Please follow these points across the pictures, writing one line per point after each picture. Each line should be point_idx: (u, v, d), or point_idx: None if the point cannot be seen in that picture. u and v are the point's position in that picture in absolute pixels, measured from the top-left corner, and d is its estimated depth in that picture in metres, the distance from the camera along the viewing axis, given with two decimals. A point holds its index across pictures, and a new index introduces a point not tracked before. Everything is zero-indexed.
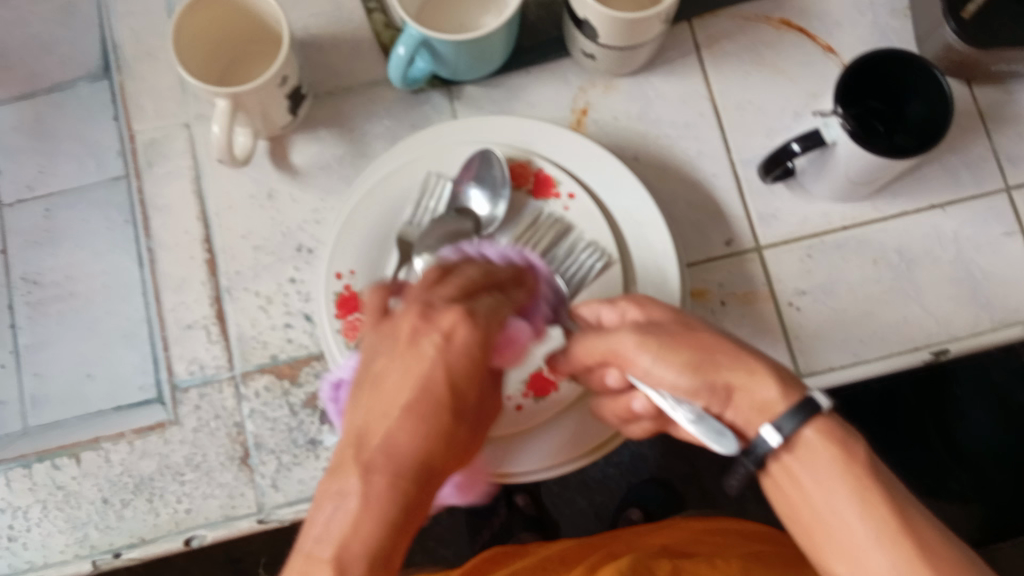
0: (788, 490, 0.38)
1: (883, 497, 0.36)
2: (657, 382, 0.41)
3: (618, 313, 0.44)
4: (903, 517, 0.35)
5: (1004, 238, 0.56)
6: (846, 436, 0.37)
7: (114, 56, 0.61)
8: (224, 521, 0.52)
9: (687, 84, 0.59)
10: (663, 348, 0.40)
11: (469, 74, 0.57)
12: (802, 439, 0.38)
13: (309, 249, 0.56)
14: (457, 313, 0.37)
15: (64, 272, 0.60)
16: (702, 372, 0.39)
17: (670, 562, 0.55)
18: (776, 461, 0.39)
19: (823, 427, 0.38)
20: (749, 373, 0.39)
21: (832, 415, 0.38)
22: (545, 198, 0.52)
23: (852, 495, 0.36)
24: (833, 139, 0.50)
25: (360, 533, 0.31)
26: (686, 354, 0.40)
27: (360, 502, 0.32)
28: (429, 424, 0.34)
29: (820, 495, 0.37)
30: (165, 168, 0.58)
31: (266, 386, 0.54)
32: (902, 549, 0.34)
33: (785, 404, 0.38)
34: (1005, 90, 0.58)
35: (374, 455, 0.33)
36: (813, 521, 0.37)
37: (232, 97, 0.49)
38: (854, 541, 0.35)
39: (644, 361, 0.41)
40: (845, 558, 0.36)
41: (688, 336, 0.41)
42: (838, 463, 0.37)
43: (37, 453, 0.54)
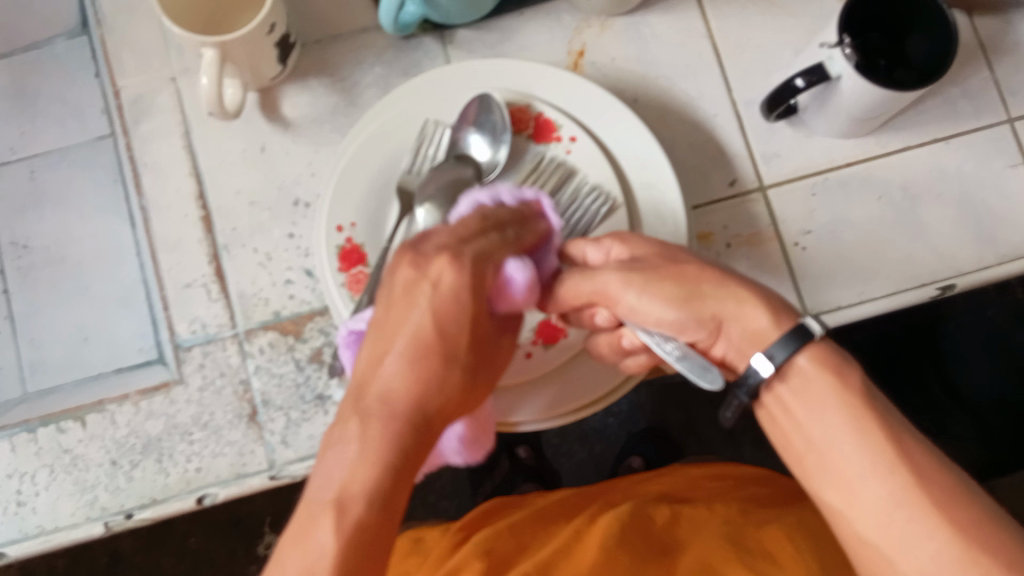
0: (785, 422, 0.38)
1: (879, 424, 0.35)
2: (643, 320, 0.40)
3: (605, 250, 0.44)
4: (897, 444, 0.34)
5: (1006, 171, 0.56)
6: (842, 362, 0.37)
7: (94, 11, 0.58)
8: (235, 478, 0.51)
9: (685, 22, 0.58)
10: (648, 284, 0.40)
11: (461, 18, 0.55)
12: (794, 367, 0.37)
13: (307, 203, 0.55)
14: (444, 258, 0.37)
15: (55, 237, 0.59)
16: (691, 306, 0.39)
17: (668, 508, 0.57)
18: (771, 392, 0.38)
19: (818, 353, 0.37)
20: (738, 304, 0.39)
21: (826, 341, 0.38)
22: (546, 143, 0.51)
23: (848, 420, 0.35)
24: (837, 73, 0.49)
25: (358, 475, 0.31)
26: (677, 289, 0.40)
27: (360, 443, 0.32)
28: (423, 368, 0.35)
29: (812, 422, 0.36)
30: (153, 125, 0.57)
31: (270, 342, 0.53)
32: (898, 473, 0.33)
33: (777, 333, 0.38)
34: (1006, 19, 0.58)
35: (371, 402, 0.34)
36: (809, 451, 0.37)
37: (220, 46, 0.48)
38: (849, 467, 0.35)
39: (631, 299, 0.41)
40: (840, 485, 0.35)
41: (676, 270, 0.41)
42: (835, 389, 0.36)
43: (40, 418, 0.54)
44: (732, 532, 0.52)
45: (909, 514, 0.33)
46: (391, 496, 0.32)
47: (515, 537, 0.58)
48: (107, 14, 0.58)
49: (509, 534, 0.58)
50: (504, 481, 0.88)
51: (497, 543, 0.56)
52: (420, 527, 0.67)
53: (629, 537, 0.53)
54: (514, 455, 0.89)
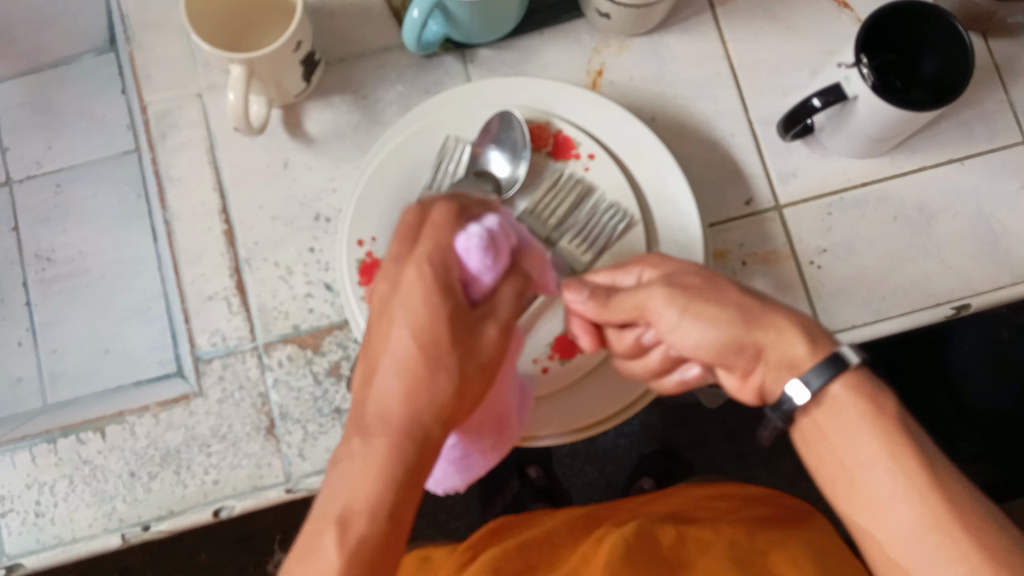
0: (818, 444, 0.38)
1: (915, 453, 0.35)
2: (685, 340, 0.40)
3: (636, 277, 0.44)
4: (933, 475, 0.34)
5: (1022, 192, 0.56)
6: (876, 392, 0.37)
7: (123, 27, 0.59)
8: (252, 491, 0.52)
9: (702, 43, 0.59)
10: (690, 308, 0.40)
11: (482, 38, 0.56)
12: (828, 395, 0.37)
13: (327, 218, 0.56)
14: (422, 283, 0.35)
15: (78, 248, 0.60)
16: (735, 330, 0.39)
17: (674, 530, 0.57)
18: (805, 416, 0.38)
19: (853, 380, 0.37)
20: (777, 337, 0.38)
21: (865, 366, 0.37)
22: (565, 160, 0.52)
23: (879, 448, 0.35)
24: (854, 94, 0.49)
25: (362, 494, 0.32)
26: (723, 313, 0.39)
27: (363, 462, 0.33)
28: (425, 374, 0.34)
29: (846, 447, 0.36)
30: (178, 139, 0.57)
31: (289, 355, 0.54)
32: (931, 501, 0.34)
33: (813, 360, 0.37)
34: (1022, 42, 0.58)
35: (371, 422, 0.34)
36: (841, 475, 0.36)
37: (247, 62, 0.49)
38: (880, 493, 0.35)
39: (672, 319, 0.40)
40: (870, 510, 0.35)
41: (716, 295, 0.40)
42: (868, 419, 0.36)
43: (61, 428, 0.54)
44: (739, 557, 0.52)
45: (938, 541, 0.33)
46: (394, 511, 0.32)
47: (522, 556, 0.58)
48: (135, 31, 0.59)
49: (516, 554, 0.58)
50: (514, 501, 0.87)
51: (503, 561, 0.56)
52: (428, 547, 0.67)
53: (635, 557, 0.53)
54: (525, 474, 0.88)
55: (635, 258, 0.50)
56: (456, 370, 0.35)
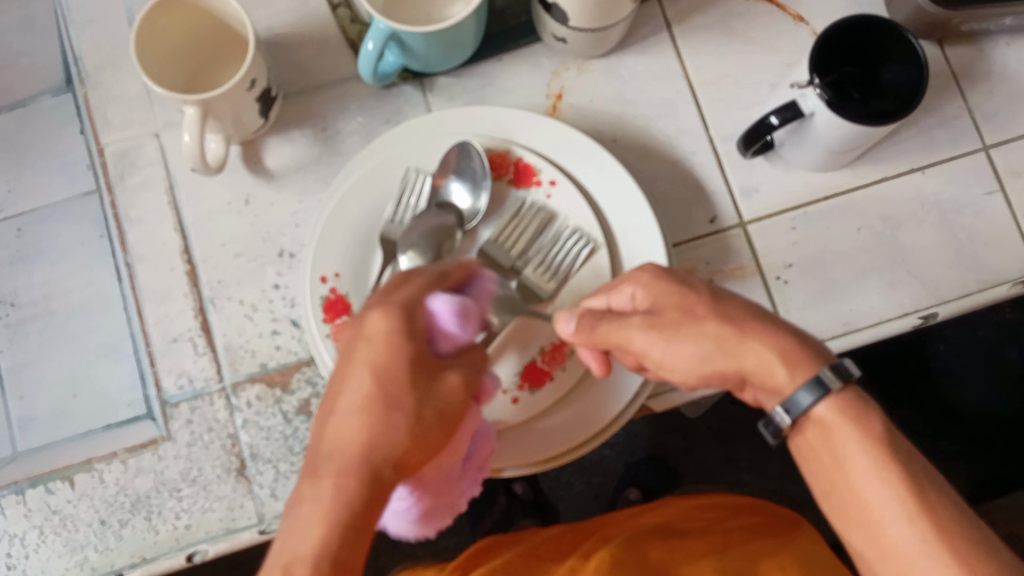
0: (813, 467, 0.38)
1: (901, 472, 0.35)
2: (671, 370, 0.41)
3: (629, 295, 0.42)
4: (918, 494, 0.34)
5: (985, 198, 0.56)
6: (863, 410, 0.36)
7: (78, 68, 0.59)
8: (225, 534, 0.51)
9: (661, 62, 0.59)
10: (671, 339, 0.40)
11: (440, 66, 0.56)
12: (814, 416, 0.37)
13: (291, 253, 0.56)
14: (363, 347, 0.39)
15: (43, 291, 0.58)
16: (717, 359, 0.39)
17: (663, 544, 0.56)
18: (797, 436, 0.38)
19: (840, 403, 0.36)
20: (760, 369, 0.38)
21: (849, 388, 0.37)
22: (527, 187, 0.52)
23: (869, 469, 0.35)
24: (811, 110, 0.49)
25: (307, 531, 0.34)
26: (704, 347, 0.39)
27: (312, 504, 0.35)
28: (368, 418, 0.37)
29: (836, 468, 0.36)
30: (137, 179, 0.57)
31: (257, 395, 0.53)
32: (919, 524, 0.34)
33: (796, 387, 0.37)
34: (978, 48, 0.58)
35: (326, 459, 0.37)
36: (833, 495, 0.36)
37: (202, 103, 0.48)
38: (871, 515, 0.35)
39: (657, 353, 0.41)
40: (862, 528, 0.35)
41: (697, 327, 0.40)
42: (854, 438, 0.36)
43: (30, 478, 0.53)
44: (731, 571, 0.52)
45: (929, 563, 0.33)
46: (338, 549, 0.34)
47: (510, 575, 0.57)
48: (89, 72, 0.58)
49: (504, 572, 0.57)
50: (504, 517, 0.86)
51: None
52: (415, 566, 0.66)
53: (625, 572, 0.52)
54: (511, 491, 0.87)
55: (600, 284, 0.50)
56: (406, 410, 0.37)
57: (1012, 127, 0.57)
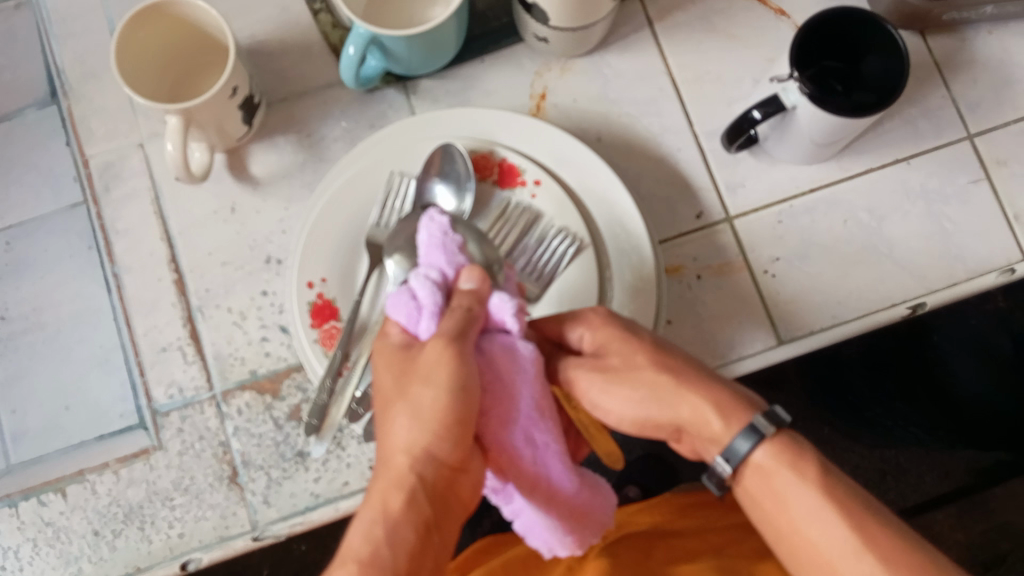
0: (757, 513, 0.38)
1: (841, 509, 0.35)
2: (606, 414, 0.41)
3: (577, 338, 0.43)
4: (861, 528, 0.35)
5: (970, 187, 0.57)
6: (798, 451, 0.37)
7: (61, 82, 0.59)
8: (219, 542, 0.51)
9: (643, 60, 0.59)
10: (610, 383, 0.40)
11: (422, 69, 0.56)
12: (753, 462, 0.37)
13: (279, 260, 0.56)
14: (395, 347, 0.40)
15: (34, 304, 0.58)
16: (653, 405, 0.39)
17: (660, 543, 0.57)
18: (738, 485, 0.38)
19: (776, 446, 0.37)
20: (691, 417, 0.38)
21: (783, 432, 0.37)
22: (512, 188, 0.52)
23: (812, 510, 0.35)
24: (793, 104, 0.49)
25: (360, 525, 0.35)
26: (638, 392, 0.39)
27: (369, 501, 0.36)
28: (403, 412, 0.37)
29: (780, 514, 0.37)
30: (123, 190, 0.57)
31: (248, 403, 0.53)
32: (867, 558, 0.34)
33: (729, 436, 0.37)
34: (960, 38, 0.58)
35: (383, 459, 0.38)
36: (784, 541, 0.37)
37: (184, 112, 0.48)
38: (822, 556, 0.35)
39: (595, 396, 0.41)
40: (815, 572, 0.36)
41: (636, 373, 0.40)
42: (795, 483, 0.36)
43: (22, 491, 0.53)
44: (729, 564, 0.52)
45: None
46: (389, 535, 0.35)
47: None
48: (72, 85, 0.58)
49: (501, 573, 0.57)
50: None
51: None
52: None
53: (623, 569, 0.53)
54: None
55: (588, 283, 0.50)
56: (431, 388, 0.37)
57: (996, 115, 0.57)
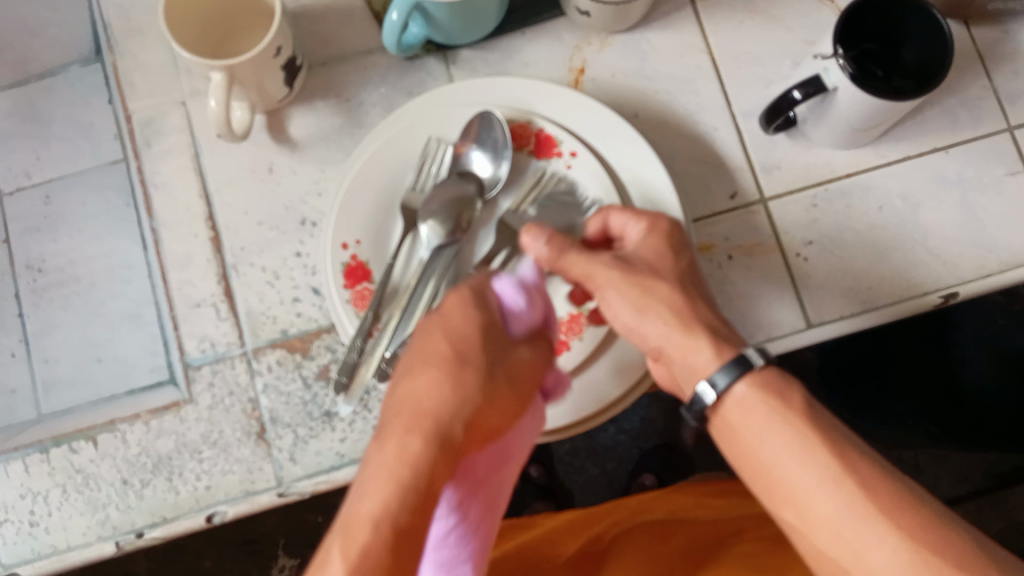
0: (737, 446, 0.39)
1: (822, 440, 0.36)
2: (611, 311, 0.44)
3: (622, 230, 0.46)
4: (841, 458, 0.36)
5: (1008, 178, 0.56)
6: (783, 387, 0.38)
7: (106, 36, 0.59)
8: (245, 496, 0.52)
9: (684, 38, 0.59)
10: (625, 287, 0.43)
11: (463, 38, 0.56)
12: (735, 394, 0.39)
13: (314, 222, 0.56)
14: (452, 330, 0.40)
15: (67, 257, 0.59)
16: (652, 315, 0.42)
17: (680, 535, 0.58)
18: (716, 416, 0.40)
19: (759, 379, 0.39)
20: (686, 342, 0.41)
21: (770, 368, 0.39)
22: (548, 158, 0.52)
23: (790, 441, 0.37)
24: (834, 84, 0.49)
25: (390, 483, 0.33)
26: (650, 299, 0.42)
27: (396, 457, 0.34)
28: (460, 388, 0.37)
29: (759, 445, 0.38)
30: (162, 147, 0.58)
31: (278, 360, 0.54)
32: (845, 486, 0.35)
33: (716, 365, 0.40)
34: (1005, 28, 0.58)
35: (414, 418, 0.36)
36: (761, 473, 0.38)
37: (228, 69, 0.49)
38: (799, 487, 0.36)
39: (609, 292, 0.43)
40: (790, 503, 0.37)
41: (655, 285, 0.43)
42: (777, 412, 0.38)
43: (53, 437, 0.54)
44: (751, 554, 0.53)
45: (866, 525, 0.34)
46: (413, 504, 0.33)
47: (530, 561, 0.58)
48: (117, 39, 0.59)
49: (523, 559, 0.58)
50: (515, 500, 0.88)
51: None
52: None
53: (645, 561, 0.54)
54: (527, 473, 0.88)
55: None
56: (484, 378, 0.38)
57: None
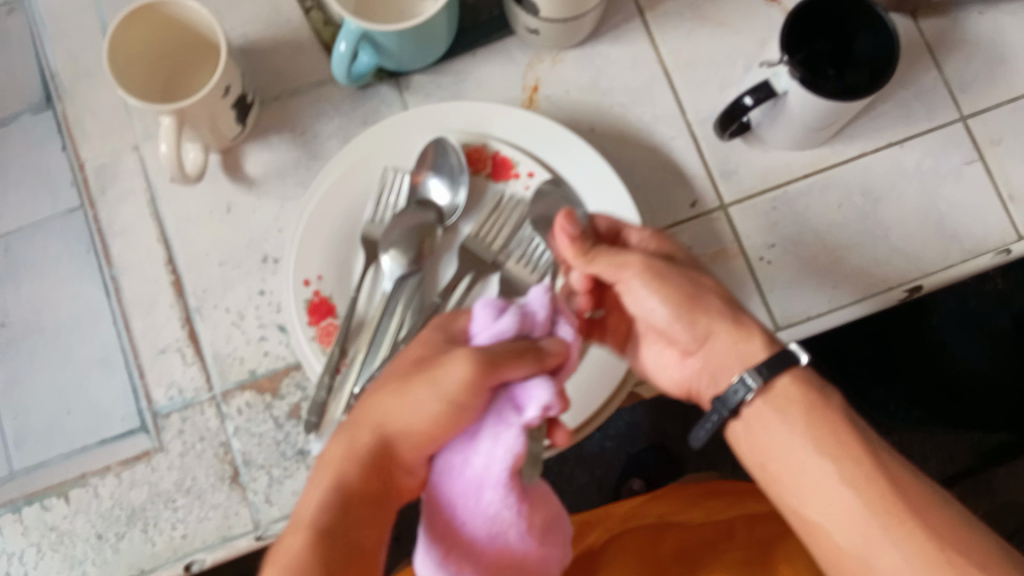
0: (763, 439, 0.41)
1: (852, 435, 0.38)
2: (643, 305, 0.46)
3: (637, 238, 0.48)
4: (870, 454, 0.38)
5: (965, 167, 0.56)
6: (824, 386, 0.41)
7: (54, 85, 0.59)
8: (222, 542, 0.51)
9: (635, 49, 0.59)
10: (652, 285, 0.45)
11: (414, 64, 0.56)
12: (773, 386, 0.41)
13: (275, 259, 0.56)
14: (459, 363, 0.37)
15: (36, 304, 0.58)
16: (688, 314, 0.44)
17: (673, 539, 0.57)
18: (751, 406, 0.41)
19: (799, 376, 0.41)
20: (736, 332, 0.43)
21: (808, 367, 0.41)
22: (505, 180, 0.52)
23: (823, 436, 0.39)
24: (785, 89, 0.49)
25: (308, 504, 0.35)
26: (681, 298, 0.45)
27: (329, 478, 0.36)
28: (440, 414, 0.36)
29: (790, 440, 0.39)
30: (118, 193, 0.57)
31: (247, 402, 0.53)
32: (873, 480, 0.37)
33: (768, 356, 0.42)
34: (952, 19, 0.58)
35: (376, 441, 0.37)
36: (785, 467, 0.40)
37: (177, 112, 0.48)
38: (827, 481, 0.38)
39: (641, 289, 0.45)
40: (815, 497, 0.38)
41: (687, 282, 0.45)
42: (813, 407, 0.40)
43: (24, 496, 0.54)
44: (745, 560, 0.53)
45: (884, 519, 0.36)
46: (333, 527, 0.35)
47: None
48: (65, 87, 0.59)
49: None
50: None
51: None
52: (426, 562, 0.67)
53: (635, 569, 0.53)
54: None
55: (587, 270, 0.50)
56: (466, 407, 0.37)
57: (989, 96, 0.57)
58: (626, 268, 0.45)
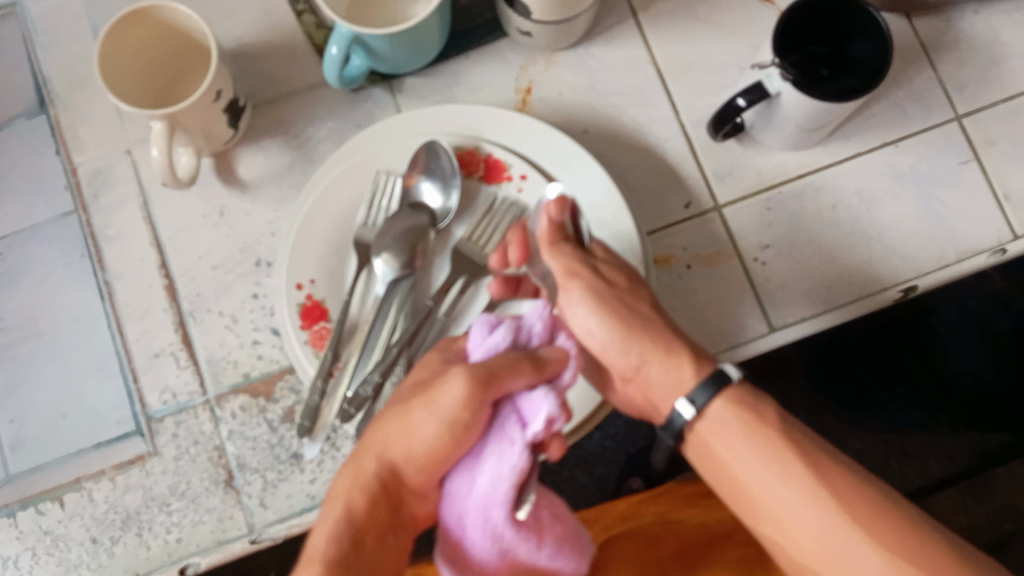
0: (714, 464, 0.41)
1: (795, 451, 0.38)
2: (581, 323, 0.46)
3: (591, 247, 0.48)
4: (813, 468, 0.38)
5: (959, 168, 0.56)
6: (755, 402, 0.40)
7: (47, 89, 0.59)
8: (216, 545, 0.52)
9: (629, 51, 0.59)
10: (591, 305, 0.45)
11: (407, 67, 0.56)
12: (708, 413, 0.41)
13: (269, 262, 0.56)
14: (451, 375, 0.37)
15: (30, 313, 0.57)
16: (629, 340, 0.44)
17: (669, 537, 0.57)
18: (693, 433, 0.42)
19: (733, 397, 0.41)
20: (667, 360, 0.43)
21: (743, 383, 0.41)
22: (498, 183, 0.52)
23: (766, 454, 0.39)
24: (777, 90, 0.49)
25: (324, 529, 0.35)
26: (620, 322, 0.44)
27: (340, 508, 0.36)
28: (436, 435, 0.37)
29: (739, 461, 0.39)
30: (112, 197, 0.57)
31: (242, 405, 0.53)
32: (821, 495, 0.37)
33: (698, 381, 0.42)
34: (946, 18, 0.58)
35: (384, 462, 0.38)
36: (741, 490, 0.40)
37: (168, 117, 0.48)
38: (779, 503, 0.38)
39: (579, 306, 0.45)
40: (770, 519, 0.38)
41: (627, 305, 0.45)
42: (755, 424, 0.40)
43: (20, 500, 0.54)
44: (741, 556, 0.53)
45: (841, 528, 0.36)
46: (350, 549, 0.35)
47: None
48: (59, 93, 0.59)
49: None
50: None
51: None
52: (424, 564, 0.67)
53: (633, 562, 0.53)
54: None
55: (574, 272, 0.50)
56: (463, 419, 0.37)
57: (984, 95, 0.57)
58: (572, 277, 0.45)
